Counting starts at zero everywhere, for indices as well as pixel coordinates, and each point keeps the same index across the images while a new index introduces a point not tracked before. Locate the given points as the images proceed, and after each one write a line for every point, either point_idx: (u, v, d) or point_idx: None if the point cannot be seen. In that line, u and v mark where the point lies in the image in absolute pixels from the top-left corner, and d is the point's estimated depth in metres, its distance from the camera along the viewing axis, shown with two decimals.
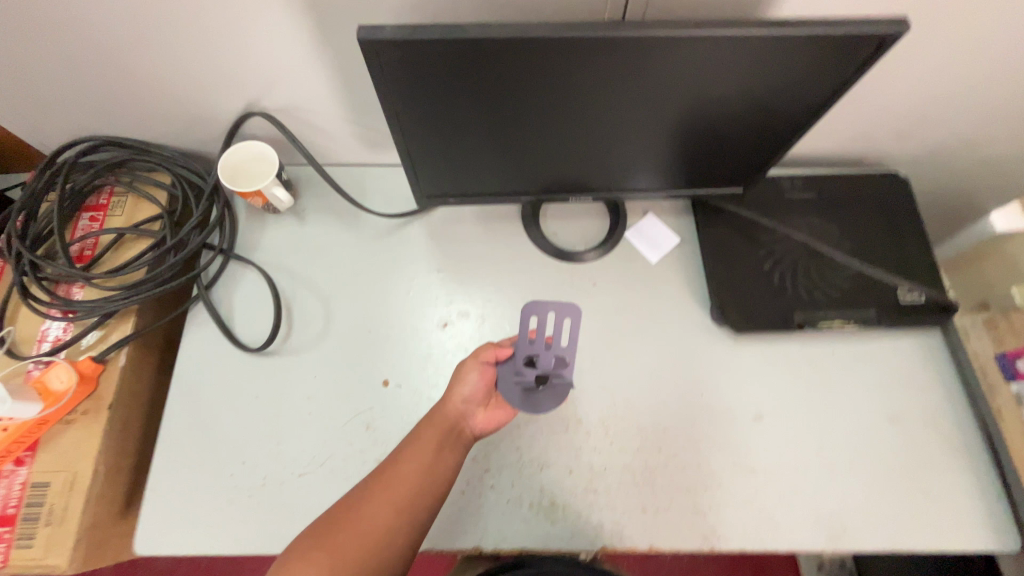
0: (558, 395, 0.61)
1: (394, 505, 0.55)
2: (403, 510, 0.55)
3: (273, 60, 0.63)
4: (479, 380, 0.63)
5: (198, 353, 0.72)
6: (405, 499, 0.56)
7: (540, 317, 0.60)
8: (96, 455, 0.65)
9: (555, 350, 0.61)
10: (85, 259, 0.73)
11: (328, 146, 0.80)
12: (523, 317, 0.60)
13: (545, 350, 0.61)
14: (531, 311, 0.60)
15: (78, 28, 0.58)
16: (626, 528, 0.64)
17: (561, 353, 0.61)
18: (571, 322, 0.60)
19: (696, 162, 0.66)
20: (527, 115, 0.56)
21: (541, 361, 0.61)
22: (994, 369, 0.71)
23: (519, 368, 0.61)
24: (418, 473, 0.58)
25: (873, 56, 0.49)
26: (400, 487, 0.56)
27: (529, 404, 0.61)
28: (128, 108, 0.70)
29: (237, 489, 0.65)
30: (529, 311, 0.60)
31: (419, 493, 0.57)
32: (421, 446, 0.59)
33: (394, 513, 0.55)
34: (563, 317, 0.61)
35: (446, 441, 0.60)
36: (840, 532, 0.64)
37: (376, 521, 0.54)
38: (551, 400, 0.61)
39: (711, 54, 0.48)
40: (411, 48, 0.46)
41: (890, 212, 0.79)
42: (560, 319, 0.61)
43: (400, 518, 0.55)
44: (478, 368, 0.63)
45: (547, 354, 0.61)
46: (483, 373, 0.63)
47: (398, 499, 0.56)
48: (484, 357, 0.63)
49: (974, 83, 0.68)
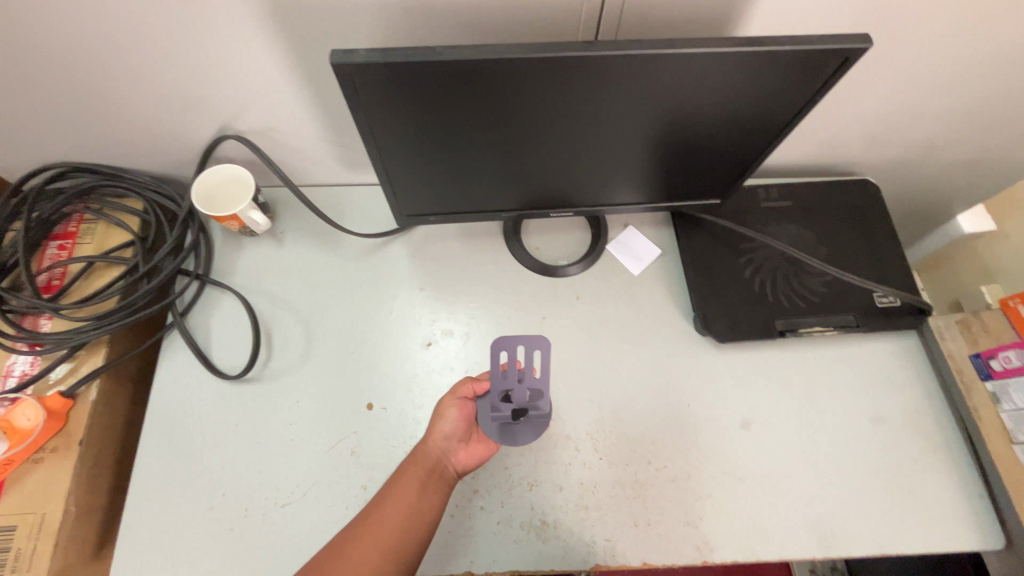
0: (535, 426, 0.64)
1: (379, 550, 0.54)
2: (387, 554, 0.54)
3: (245, 83, 0.62)
4: (458, 416, 0.63)
5: (174, 382, 0.70)
6: (390, 542, 0.54)
7: (510, 351, 0.58)
8: (67, 493, 0.62)
9: (529, 382, 0.58)
10: (53, 289, 0.71)
11: (305, 168, 0.79)
12: (493, 353, 0.57)
13: (519, 384, 0.58)
14: (501, 346, 0.58)
15: (40, 56, 0.56)
16: (619, 544, 0.63)
17: (536, 387, 0.58)
18: (541, 355, 0.57)
19: (674, 176, 0.67)
20: (506, 134, 0.56)
21: (515, 397, 0.59)
22: (969, 370, 0.70)
23: (496, 403, 0.61)
24: (403, 514, 0.56)
25: (839, 70, 0.50)
26: (384, 530, 0.55)
27: (508, 436, 0.64)
28: (96, 135, 0.69)
29: (217, 523, 0.63)
30: (497, 348, 0.57)
31: (405, 535, 0.55)
32: (403, 485, 0.58)
33: (378, 556, 0.53)
34: (533, 350, 0.57)
35: (430, 478, 0.59)
36: (832, 539, 0.64)
37: (360, 566, 0.52)
38: (528, 431, 0.64)
39: (685, 69, 0.49)
40: (385, 69, 0.45)
41: (864, 218, 0.81)
42: (530, 352, 0.57)
43: (385, 563, 0.53)
44: (457, 404, 0.64)
45: (521, 388, 0.58)
46: (462, 408, 0.63)
47: (383, 543, 0.54)
48: (461, 392, 0.64)
49: (932, 93, 0.70)
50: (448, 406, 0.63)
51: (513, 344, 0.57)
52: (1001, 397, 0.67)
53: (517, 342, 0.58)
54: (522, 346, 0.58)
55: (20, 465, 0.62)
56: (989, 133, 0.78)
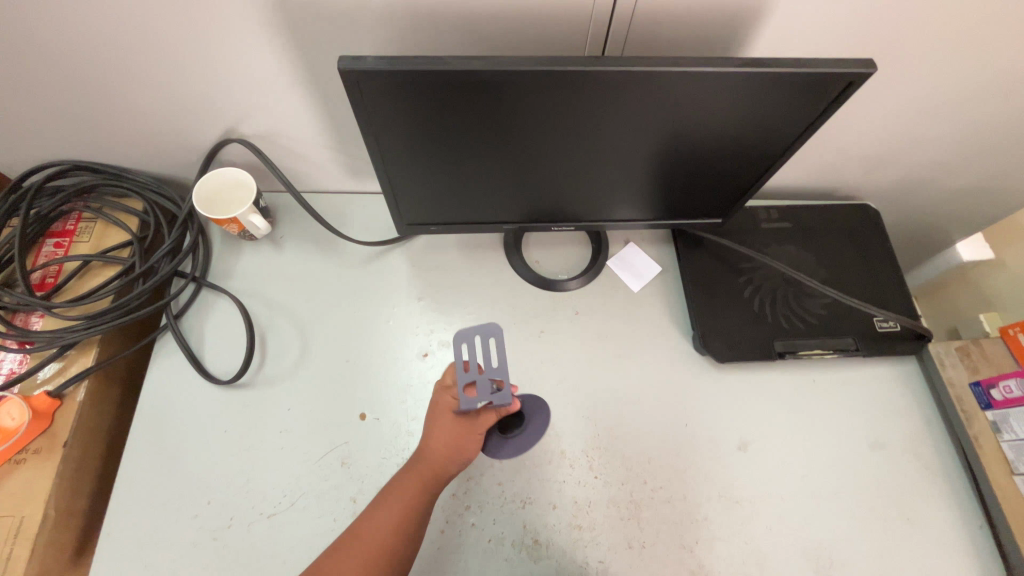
0: (517, 446, 0.67)
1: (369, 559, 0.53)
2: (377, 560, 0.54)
3: (253, 87, 0.63)
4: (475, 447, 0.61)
5: (165, 384, 0.68)
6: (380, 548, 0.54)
7: (469, 344, 0.57)
8: (48, 496, 0.60)
9: (491, 374, 0.56)
10: (47, 287, 0.70)
11: (308, 174, 0.79)
12: (452, 344, 0.57)
13: (482, 377, 0.56)
14: (462, 338, 0.57)
15: (48, 54, 0.57)
16: (612, 565, 0.62)
17: (497, 378, 0.55)
18: (496, 342, 0.55)
19: (676, 193, 0.67)
20: (510, 146, 0.56)
21: (479, 389, 0.56)
22: (969, 399, 0.69)
23: (465, 403, 0.56)
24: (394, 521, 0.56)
25: (843, 93, 0.50)
26: (376, 540, 0.54)
27: (492, 447, 0.67)
28: (100, 134, 0.69)
29: (202, 532, 0.61)
30: (457, 338, 0.56)
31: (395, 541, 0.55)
32: (400, 495, 0.57)
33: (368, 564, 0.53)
34: (490, 338, 0.56)
35: (429, 489, 0.58)
36: (829, 566, 0.62)
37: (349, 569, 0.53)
38: (508, 448, 0.67)
39: (690, 88, 0.49)
40: (392, 77, 0.45)
41: (863, 242, 0.81)
42: (486, 342, 0.55)
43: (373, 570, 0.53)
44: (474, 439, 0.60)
45: (483, 380, 0.56)
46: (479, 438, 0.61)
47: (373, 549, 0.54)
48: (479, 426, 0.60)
49: (930, 120, 0.71)
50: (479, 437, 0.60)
51: (473, 335, 0.56)
52: (1002, 426, 0.66)
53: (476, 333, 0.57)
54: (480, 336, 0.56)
55: (2, 465, 0.60)
56: (991, 160, 0.78)
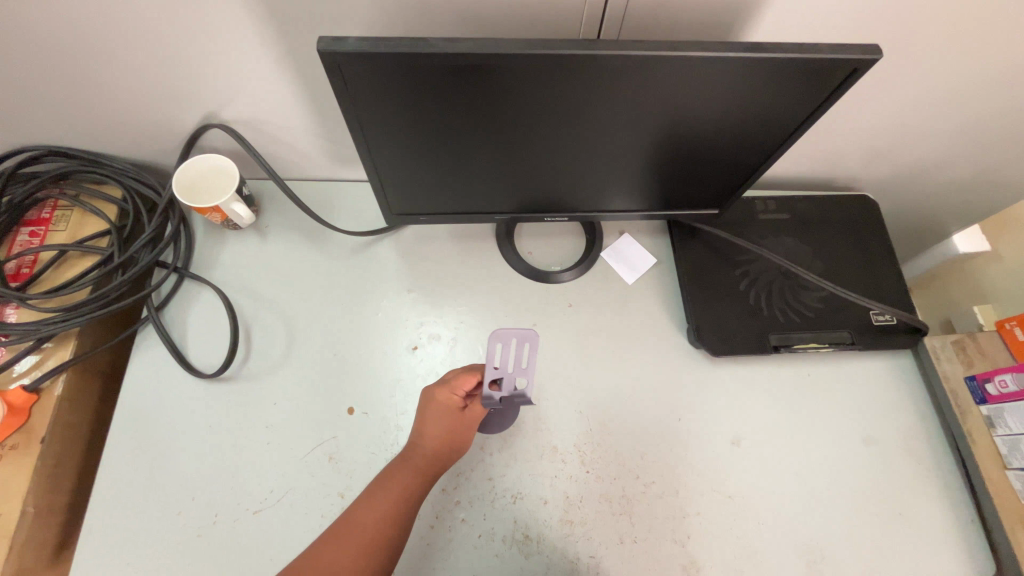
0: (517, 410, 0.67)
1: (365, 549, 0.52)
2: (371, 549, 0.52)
3: (233, 71, 0.60)
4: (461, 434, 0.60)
5: (146, 379, 0.67)
6: (374, 539, 0.53)
7: (503, 344, 0.59)
8: (26, 492, 0.59)
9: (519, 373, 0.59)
10: (22, 277, 0.67)
11: (293, 161, 0.77)
12: (489, 345, 0.58)
13: (509, 374, 0.60)
14: (497, 338, 0.59)
15: (13, 35, 0.54)
16: (603, 561, 0.61)
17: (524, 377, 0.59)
18: (531, 347, 0.58)
19: (673, 183, 0.65)
20: (501, 133, 0.54)
21: (504, 385, 0.60)
22: (964, 394, 0.68)
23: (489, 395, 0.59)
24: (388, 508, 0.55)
25: (848, 80, 0.48)
26: (368, 529, 0.53)
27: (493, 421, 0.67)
28: (73, 118, 0.66)
29: (185, 529, 0.60)
30: (493, 340, 0.58)
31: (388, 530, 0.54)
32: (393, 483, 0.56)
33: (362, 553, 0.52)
34: (524, 343, 0.59)
35: (424, 484, 0.57)
36: (821, 561, 0.62)
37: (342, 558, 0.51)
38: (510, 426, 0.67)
39: (689, 73, 0.47)
40: (375, 59, 0.43)
41: (861, 234, 0.80)
42: (521, 345, 0.59)
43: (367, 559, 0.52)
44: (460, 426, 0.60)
45: (511, 376, 0.60)
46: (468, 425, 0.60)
47: (366, 539, 0.52)
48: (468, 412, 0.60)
49: (933, 111, 0.70)
50: (471, 430, 0.61)
51: (507, 336, 0.59)
52: (996, 421, 0.65)
53: (510, 336, 0.59)
54: (514, 339, 0.59)
55: None
56: (991, 153, 0.77)
